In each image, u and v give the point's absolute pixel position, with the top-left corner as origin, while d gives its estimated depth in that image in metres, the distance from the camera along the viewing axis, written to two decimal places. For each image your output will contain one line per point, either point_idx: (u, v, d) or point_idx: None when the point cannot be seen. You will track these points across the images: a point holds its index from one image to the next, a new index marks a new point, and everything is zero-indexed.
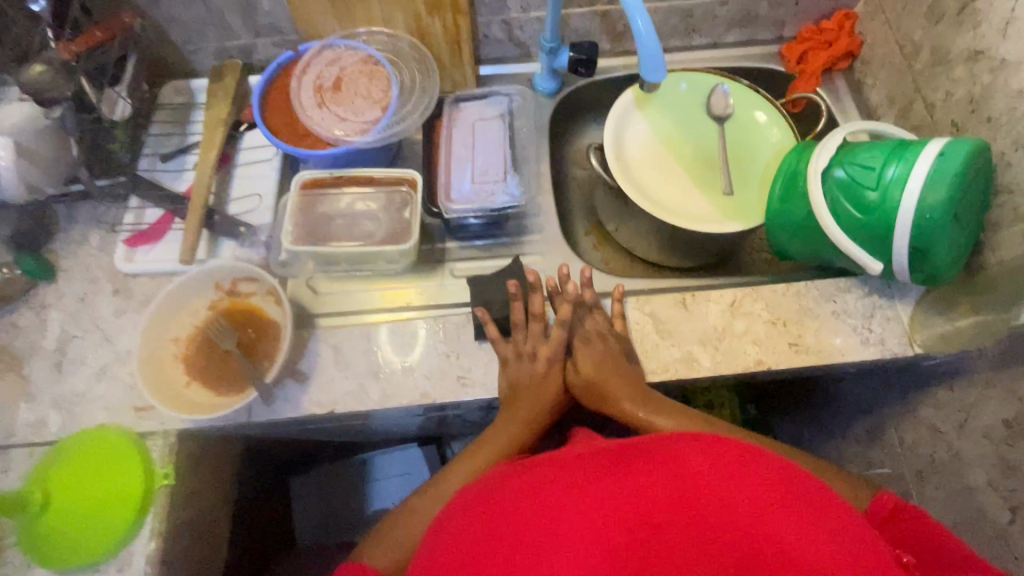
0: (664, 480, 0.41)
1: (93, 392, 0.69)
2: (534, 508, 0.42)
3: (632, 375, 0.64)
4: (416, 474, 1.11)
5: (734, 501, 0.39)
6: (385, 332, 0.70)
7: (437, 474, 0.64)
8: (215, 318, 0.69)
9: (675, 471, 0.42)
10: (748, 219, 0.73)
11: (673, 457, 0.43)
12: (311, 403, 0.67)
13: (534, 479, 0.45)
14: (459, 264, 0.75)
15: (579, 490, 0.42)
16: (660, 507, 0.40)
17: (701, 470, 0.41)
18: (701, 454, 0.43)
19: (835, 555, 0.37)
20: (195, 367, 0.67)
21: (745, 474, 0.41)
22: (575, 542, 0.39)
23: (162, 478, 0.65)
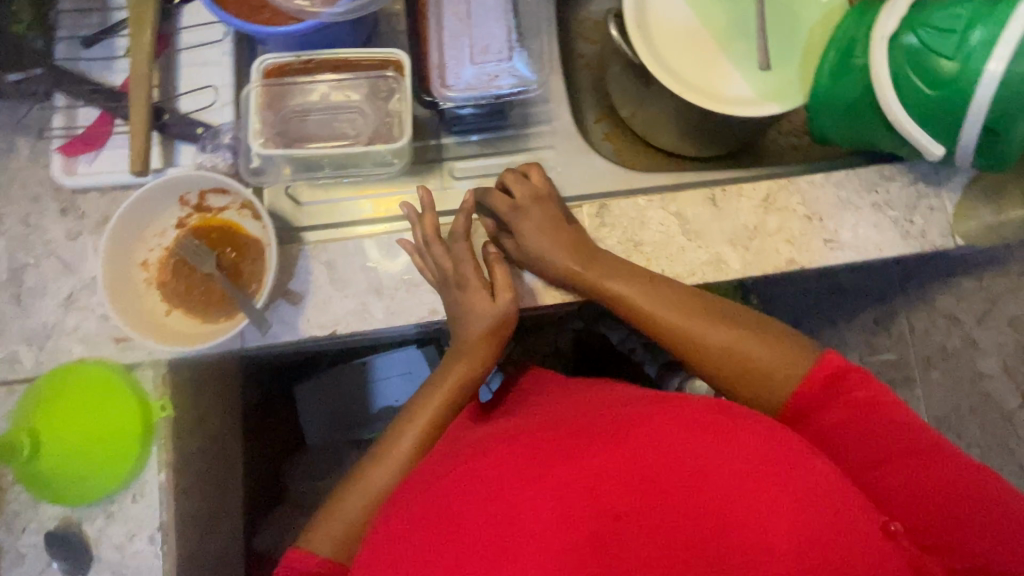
0: (640, 461, 0.38)
1: (64, 324, 0.62)
2: (488, 500, 0.38)
3: (575, 236, 0.59)
4: (417, 368, 1.07)
5: (712, 483, 0.36)
6: (383, 245, 0.62)
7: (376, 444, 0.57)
8: (187, 236, 0.61)
9: (633, 455, 0.38)
10: (787, 100, 0.64)
11: (634, 440, 0.40)
12: (310, 326, 0.62)
13: (496, 459, 0.41)
14: (459, 163, 0.66)
15: (544, 474, 0.38)
16: (634, 491, 0.37)
17: (678, 450, 0.38)
18: (662, 433, 0.40)
19: (814, 534, 0.35)
20: (174, 294, 0.60)
21: (731, 462, 0.37)
22: (540, 532, 0.35)
23: (160, 410, 0.60)
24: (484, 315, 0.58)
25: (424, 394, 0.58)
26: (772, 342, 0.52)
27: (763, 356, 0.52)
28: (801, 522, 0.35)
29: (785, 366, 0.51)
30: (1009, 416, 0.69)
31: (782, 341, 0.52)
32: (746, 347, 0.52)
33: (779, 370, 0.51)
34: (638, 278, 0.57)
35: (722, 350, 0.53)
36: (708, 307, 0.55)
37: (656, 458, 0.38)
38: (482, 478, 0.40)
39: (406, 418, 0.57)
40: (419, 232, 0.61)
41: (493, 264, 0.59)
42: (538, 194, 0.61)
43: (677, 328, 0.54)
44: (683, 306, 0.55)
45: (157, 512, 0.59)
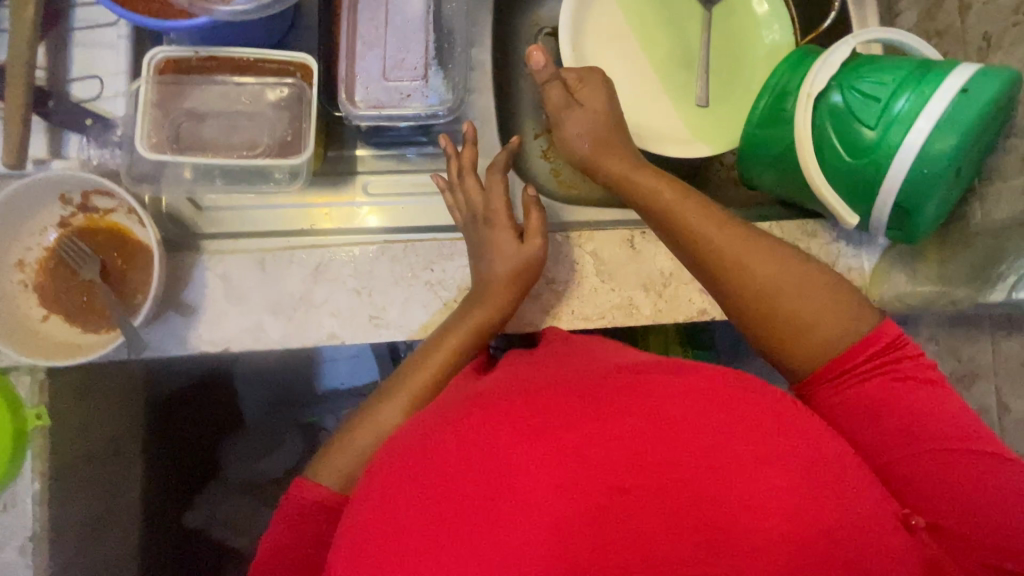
0: (637, 435, 0.30)
1: None
2: (489, 456, 0.30)
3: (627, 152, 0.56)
4: (366, 355, 1.00)
5: (725, 466, 0.29)
6: (283, 261, 0.59)
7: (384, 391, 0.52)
8: (69, 238, 0.57)
9: (677, 422, 0.30)
10: (718, 142, 0.62)
11: (678, 402, 0.31)
12: (200, 341, 0.59)
13: (460, 428, 0.33)
14: (373, 178, 0.64)
15: (516, 449, 0.30)
16: (637, 469, 0.29)
17: (685, 422, 0.30)
18: (715, 400, 0.32)
19: (831, 526, 0.29)
20: (53, 299, 0.57)
21: (788, 451, 0.30)
22: (535, 506, 0.29)
23: (36, 418, 0.57)
24: (510, 260, 0.56)
25: (433, 344, 0.54)
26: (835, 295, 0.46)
27: (822, 309, 0.45)
28: (819, 507, 0.29)
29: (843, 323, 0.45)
30: None
31: (849, 299, 0.46)
32: (805, 292, 0.46)
33: (834, 325, 0.45)
34: (683, 193, 0.51)
35: (772, 292, 0.46)
36: (762, 240, 0.48)
37: (706, 430, 0.30)
38: (473, 433, 0.32)
39: (423, 353, 0.54)
40: (454, 166, 0.60)
41: (529, 208, 0.58)
42: (595, 98, 0.57)
43: (720, 251, 0.48)
44: (735, 236, 0.48)
45: (29, 520, 0.57)
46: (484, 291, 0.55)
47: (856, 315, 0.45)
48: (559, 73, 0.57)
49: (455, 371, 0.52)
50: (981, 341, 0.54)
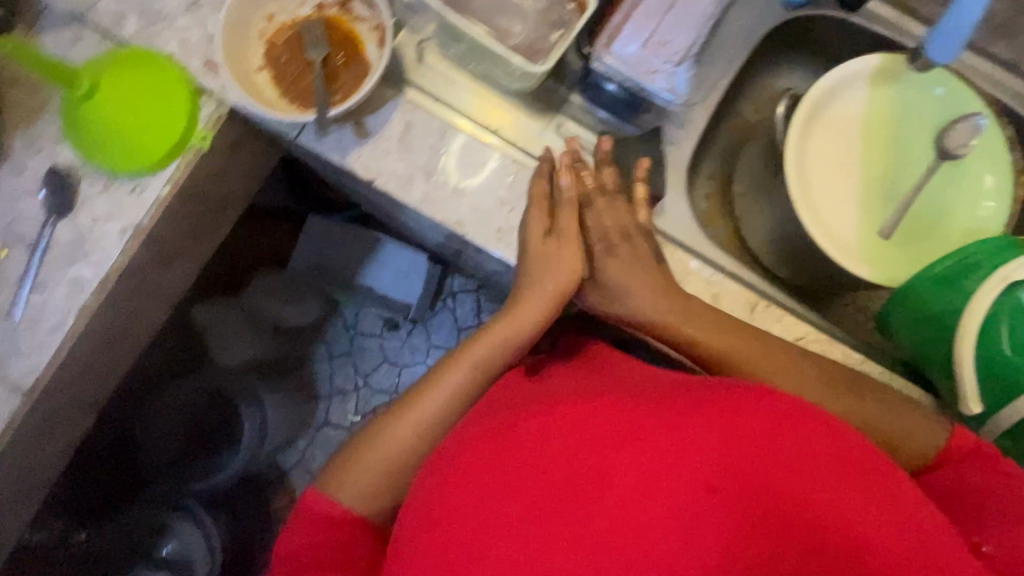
0: (729, 445, 0.44)
1: (177, 20, 0.65)
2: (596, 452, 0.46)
3: (658, 276, 0.59)
4: (415, 272, 1.30)
5: (792, 482, 0.42)
6: (461, 142, 0.64)
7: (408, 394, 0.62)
8: (317, 21, 0.63)
9: (738, 437, 0.44)
10: (880, 275, 0.61)
11: (729, 416, 0.45)
12: (354, 162, 0.63)
13: (584, 420, 0.48)
14: (570, 123, 0.67)
15: (638, 439, 0.45)
16: (714, 473, 0.43)
17: (744, 443, 0.44)
18: (760, 418, 0.45)
19: (885, 520, 0.41)
20: (274, 58, 0.63)
21: (822, 459, 0.43)
22: (642, 490, 0.43)
23: (199, 139, 0.64)
24: (512, 327, 0.60)
25: (444, 366, 0.62)
26: (898, 411, 0.54)
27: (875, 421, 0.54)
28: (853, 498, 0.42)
29: (921, 439, 0.53)
30: None
31: (905, 412, 0.54)
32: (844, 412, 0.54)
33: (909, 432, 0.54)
34: (695, 322, 0.57)
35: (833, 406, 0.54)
36: (772, 367, 0.55)
37: (754, 445, 0.44)
38: (569, 443, 0.47)
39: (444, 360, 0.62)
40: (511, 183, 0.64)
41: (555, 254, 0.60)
42: (629, 242, 0.60)
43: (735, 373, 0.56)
44: (798, 366, 0.56)
45: (144, 213, 0.64)
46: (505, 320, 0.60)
47: (912, 432, 0.54)
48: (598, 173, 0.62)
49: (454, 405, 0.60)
50: None
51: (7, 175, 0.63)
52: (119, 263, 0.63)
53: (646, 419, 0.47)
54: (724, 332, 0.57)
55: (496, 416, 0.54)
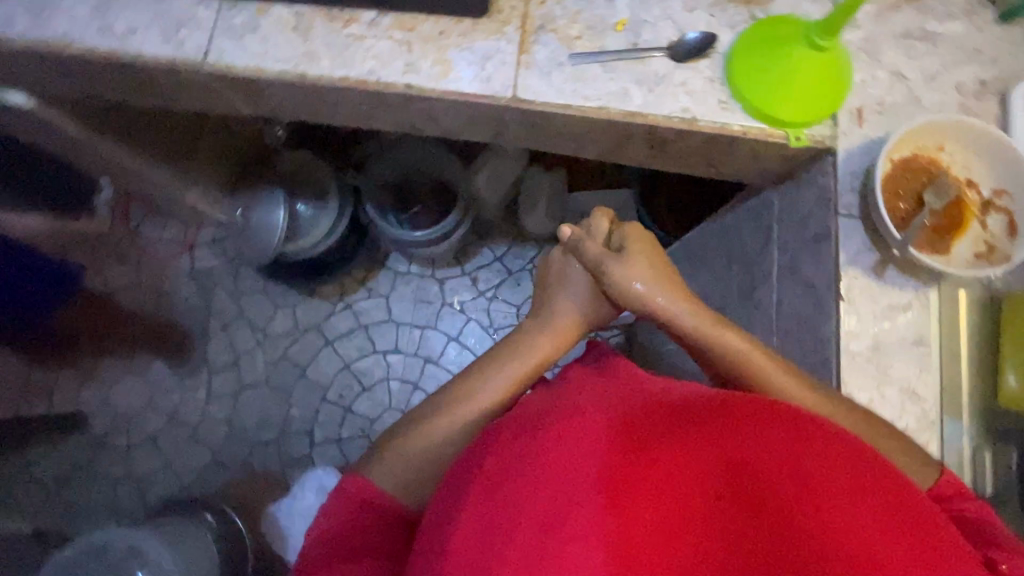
0: (708, 467, 0.45)
1: (881, 71, 0.70)
2: (540, 504, 0.43)
3: (655, 255, 0.72)
4: None
5: (787, 489, 0.43)
6: (924, 363, 0.63)
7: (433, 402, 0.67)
8: (962, 186, 0.64)
9: (694, 452, 0.45)
10: None
11: (663, 433, 0.46)
12: (848, 275, 0.65)
13: (515, 473, 0.46)
14: (989, 457, 0.64)
15: (585, 473, 0.44)
16: (709, 519, 0.44)
17: (697, 463, 0.45)
18: (708, 427, 0.46)
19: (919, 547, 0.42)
20: (908, 166, 0.65)
21: (801, 451, 0.45)
22: (609, 534, 0.42)
23: (794, 136, 0.68)
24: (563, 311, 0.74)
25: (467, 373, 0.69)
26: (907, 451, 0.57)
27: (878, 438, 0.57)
28: (887, 519, 0.42)
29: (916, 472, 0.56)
30: None
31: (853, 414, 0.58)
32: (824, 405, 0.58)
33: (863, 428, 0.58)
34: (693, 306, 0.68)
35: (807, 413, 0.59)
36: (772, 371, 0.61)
37: (714, 460, 0.45)
38: (495, 487, 0.46)
39: (504, 345, 0.71)
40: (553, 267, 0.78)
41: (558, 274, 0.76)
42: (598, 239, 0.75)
43: (714, 343, 0.65)
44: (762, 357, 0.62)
45: (708, 118, 0.69)
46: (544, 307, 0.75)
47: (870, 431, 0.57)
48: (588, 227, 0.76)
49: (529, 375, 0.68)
50: None
51: (678, 2, 0.72)
52: (654, 117, 0.69)
53: (570, 435, 0.46)
54: (711, 323, 0.66)
55: (455, 484, 0.50)
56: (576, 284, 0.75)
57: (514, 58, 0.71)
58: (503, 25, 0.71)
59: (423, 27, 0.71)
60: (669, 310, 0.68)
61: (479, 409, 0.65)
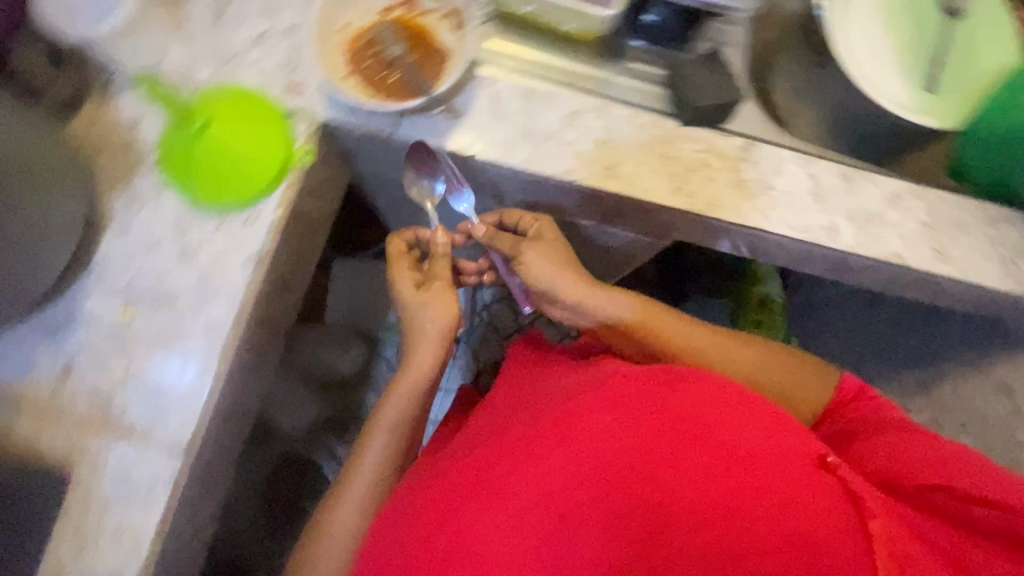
0: (615, 444, 0.49)
1: (248, 54, 0.66)
2: (478, 494, 0.50)
3: (636, 296, 0.71)
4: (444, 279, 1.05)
5: (687, 475, 0.47)
6: (548, 99, 0.68)
7: (353, 450, 0.71)
8: (387, 23, 0.67)
9: (639, 427, 0.49)
10: (940, 119, 0.70)
11: (621, 411, 0.51)
12: (454, 141, 0.66)
13: (471, 472, 0.53)
14: (635, 64, 0.71)
15: (530, 459, 0.50)
16: (610, 488, 0.47)
17: (629, 440, 0.49)
18: (664, 402, 0.51)
19: (779, 527, 0.44)
20: (355, 61, 0.66)
21: (726, 438, 0.49)
22: (524, 507, 0.48)
23: (303, 155, 0.65)
24: (428, 344, 0.70)
25: (362, 441, 0.70)
26: (795, 370, 0.67)
27: (797, 381, 0.67)
28: (759, 500, 0.46)
29: (806, 389, 0.66)
30: None
31: (802, 363, 0.68)
32: (739, 360, 0.68)
33: (804, 385, 0.66)
34: (654, 320, 0.69)
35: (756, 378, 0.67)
36: (741, 359, 0.68)
37: (651, 444, 0.48)
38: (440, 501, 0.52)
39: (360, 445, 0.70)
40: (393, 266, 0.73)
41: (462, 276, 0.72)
42: (534, 245, 0.70)
43: (665, 336, 0.69)
44: (717, 342, 0.69)
45: (261, 238, 0.63)
46: (416, 335, 0.70)
47: (819, 382, 0.67)
48: (498, 234, 0.72)
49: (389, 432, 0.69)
50: None
51: (113, 241, 0.63)
52: (248, 296, 0.63)
53: (536, 430, 0.53)
54: (681, 332, 0.69)
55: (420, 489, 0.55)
56: (447, 281, 0.71)
57: (133, 442, 0.60)
58: (87, 450, 0.59)
59: (64, 552, 0.58)
60: (556, 285, 0.70)
61: (386, 442, 0.69)
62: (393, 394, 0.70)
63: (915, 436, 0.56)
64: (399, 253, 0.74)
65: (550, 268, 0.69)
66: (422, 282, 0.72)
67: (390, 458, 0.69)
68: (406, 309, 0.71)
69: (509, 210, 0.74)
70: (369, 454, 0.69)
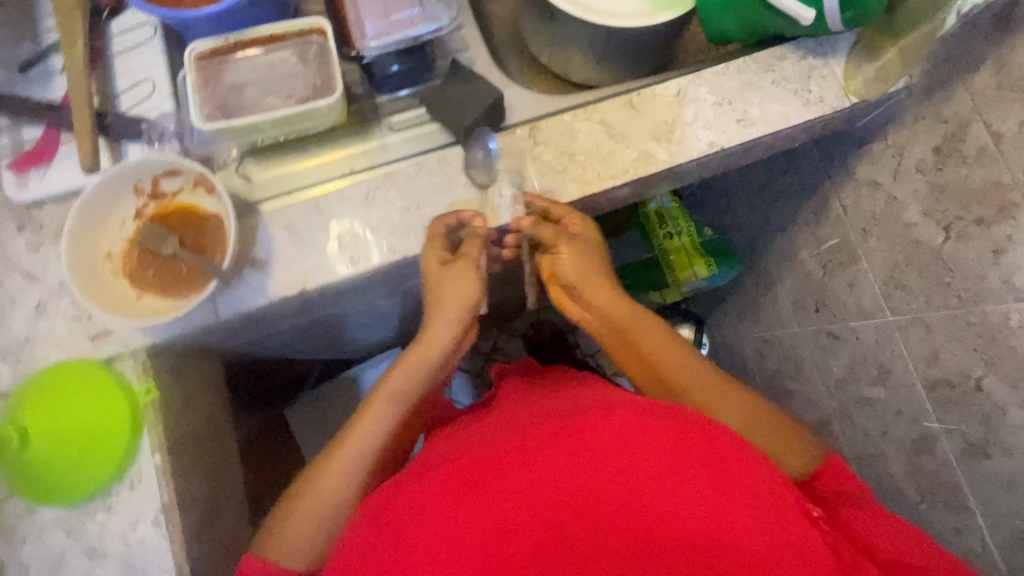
0: (618, 470, 0.46)
1: (36, 332, 0.62)
2: (467, 503, 0.47)
3: (642, 311, 0.67)
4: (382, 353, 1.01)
5: (681, 506, 0.45)
6: (335, 198, 0.66)
7: (341, 432, 0.64)
8: (147, 224, 0.63)
9: (641, 452, 0.47)
10: (678, 5, 0.70)
11: (625, 435, 0.48)
12: (279, 289, 0.64)
13: (470, 482, 0.48)
14: (397, 116, 0.69)
15: (530, 475, 0.47)
16: (609, 517, 0.45)
17: (633, 465, 0.47)
18: (664, 429, 0.49)
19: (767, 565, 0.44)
20: (140, 279, 0.62)
21: (725, 469, 0.47)
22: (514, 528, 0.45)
23: (146, 394, 0.62)
24: (448, 325, 0.65)
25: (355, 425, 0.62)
26: (784, 439, 0.62)
27: (771, 438, 0.61)
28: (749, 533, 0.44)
29: (793, 457, 0.61)
30: (938, 252, 0.71)
31: (792, 433, 0.62)
32: (731, 404, 0.63)
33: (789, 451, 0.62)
34: (660, 342, 0.65)
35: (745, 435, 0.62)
36: (733, 413, 0.62)
37: (650, 473, 0.46)
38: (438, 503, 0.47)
39: (369, 438, 0.62)
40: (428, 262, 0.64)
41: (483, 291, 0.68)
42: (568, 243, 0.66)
43: (662, 359, 0.65)
44: (716, 382, 0.63)
45: (158, 492, 0.60)
46: (425, 335, 0.65)
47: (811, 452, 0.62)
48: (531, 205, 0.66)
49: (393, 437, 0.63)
50: (959, 94, 0.63)
51: None
52: (174, 551, 0.59)
53: (539, 443, 0.50)
54: (678, 360, 0.64)
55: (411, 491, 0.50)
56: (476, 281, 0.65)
57: None
58: None
59: None
60: (583, 265, 0.67)
61: (383, 432, 0.62)
62: (395, 374, 0.64)
63: (890, 521, 0.56)
64: (428, 250, 0.63)
65: (569, 265, 0.67)
66: (453, 254, 0.65)
67: (385, 448, 0.63)
68: (426, 317, 0.66)
69: (537, 197, 0.65)
70: (363, 431, 0.62)
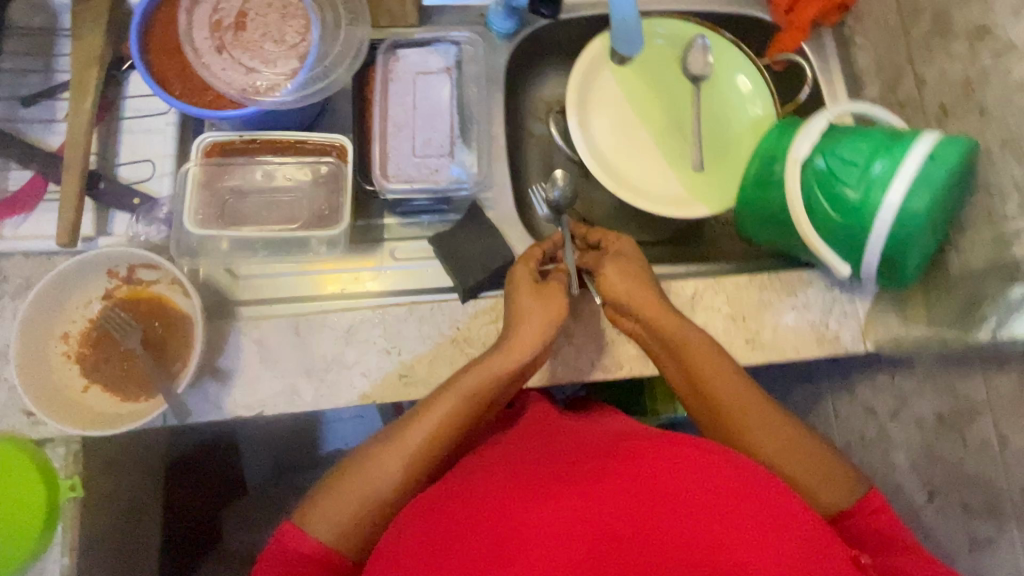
0: (677, 507, 0.39)
1: None
2: (506, 522, 0.40)
3: (710, 339, 0.58)
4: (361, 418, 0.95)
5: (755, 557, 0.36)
6: (315, 323, 0.62)
7: (414, 407, 0.54)
8: (111, 309, 0.59)
9: (700, 490, 0.40)
10: (716, 201, 0.67)
11: (685, 469, 0.41)
12: (234, 407, 0.60)
13: (508, 501, 0.42)
14: (400, 245, 0.66)
15: (578, 499, 0.40)
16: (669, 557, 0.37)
17: (694, 501, 0.39)
18: (729, 472, 0.41)
19: None
20: (92, 367, 0.59)
21: (800, 525, 0.39)
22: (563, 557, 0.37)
23: (68, 489, 0.58)
24: (538, 332, 0.56)
25: (420, 411, 0.54)
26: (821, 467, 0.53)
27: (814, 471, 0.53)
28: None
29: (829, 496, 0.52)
30: (916, 510, 0.69)
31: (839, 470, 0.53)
32: (773, 438, 0.54)
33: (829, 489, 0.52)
34: (716, 364, 0.57)
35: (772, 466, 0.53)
36: (772, 438, 0.54)
37: (716, 518, 0.38)
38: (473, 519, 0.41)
39: (424, 422, 0.53)
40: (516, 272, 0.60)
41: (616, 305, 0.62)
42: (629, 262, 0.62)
43: (707, 376, 0.56)
44: (765, 415, 0.55)
45: None
46: (517, 321, 0.56)
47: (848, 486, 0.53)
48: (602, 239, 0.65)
49: (454, 426, 0.53)
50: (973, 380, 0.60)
51: None
52: None
53: (590, 470, 0.43)
54: (727, 381, 0.56)
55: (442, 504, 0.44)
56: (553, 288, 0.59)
57: None
58: None
59: None
60: (636, 294, 0.59)
61: (453, 429, 0.53)
62: (483, 363, 0.54)
63: None
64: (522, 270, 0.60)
65: (632, 285, 0.59)
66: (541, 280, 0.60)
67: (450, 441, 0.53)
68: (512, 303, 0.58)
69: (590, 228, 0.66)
70: (429, 422, 0.53)
